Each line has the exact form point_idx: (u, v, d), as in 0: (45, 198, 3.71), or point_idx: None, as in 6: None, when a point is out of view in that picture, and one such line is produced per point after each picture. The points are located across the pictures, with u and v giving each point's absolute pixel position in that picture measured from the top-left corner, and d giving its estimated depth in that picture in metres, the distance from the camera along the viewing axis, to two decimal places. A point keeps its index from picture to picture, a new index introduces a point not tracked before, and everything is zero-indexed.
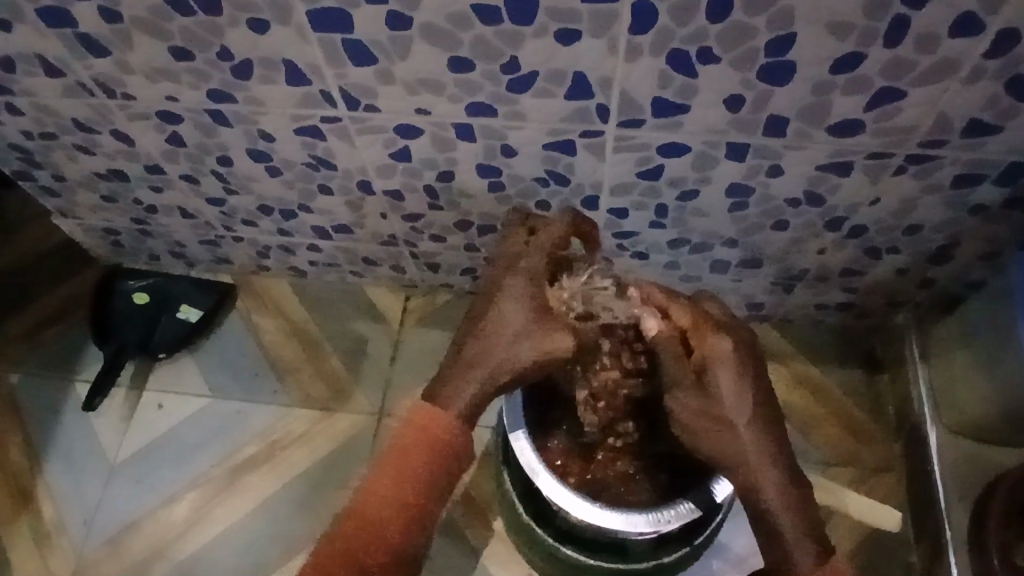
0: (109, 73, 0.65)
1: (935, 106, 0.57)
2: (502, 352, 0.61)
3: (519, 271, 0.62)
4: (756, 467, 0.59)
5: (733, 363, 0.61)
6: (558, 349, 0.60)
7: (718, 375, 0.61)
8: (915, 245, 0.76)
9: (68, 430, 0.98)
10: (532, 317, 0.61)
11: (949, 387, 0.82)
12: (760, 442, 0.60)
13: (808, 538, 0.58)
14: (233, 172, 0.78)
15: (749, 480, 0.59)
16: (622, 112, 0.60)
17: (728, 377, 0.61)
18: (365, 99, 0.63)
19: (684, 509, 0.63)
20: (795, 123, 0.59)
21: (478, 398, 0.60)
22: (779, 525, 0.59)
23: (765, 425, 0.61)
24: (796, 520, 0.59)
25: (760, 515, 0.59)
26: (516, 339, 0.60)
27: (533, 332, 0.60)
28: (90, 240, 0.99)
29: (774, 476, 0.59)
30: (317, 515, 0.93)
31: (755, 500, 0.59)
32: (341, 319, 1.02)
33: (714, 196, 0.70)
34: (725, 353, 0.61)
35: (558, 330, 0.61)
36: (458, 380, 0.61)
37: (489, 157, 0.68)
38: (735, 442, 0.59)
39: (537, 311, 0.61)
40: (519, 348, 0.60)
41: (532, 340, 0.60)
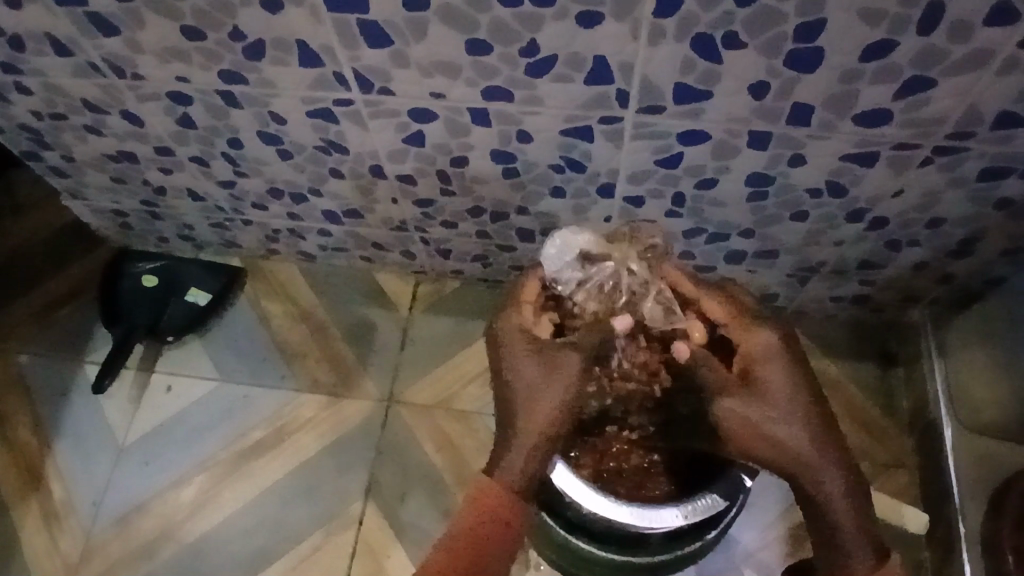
0: (119, 53, 0.64)
1: (966, 98, 0.55)
2: (521, 404, 0.59)
3: (506, 328, 0.60)
4: (811, 471, 0.56)
5: (777, 357, 0.58)
6: (570, 375, 0.58)
7: (760, 373, 0.57)
8: (936, 239, 0.75)
9: (77, 411, 0.98)
10: (539, 361, 0.58)
11: (968, 384, 0.82)
12: (815, 442, 0.56)
13: (867, 540, 0.56)
14: (243, 154, 0.77)
15: (807, 481, 0.56)
16: (642, 99, 0.59)
17: (776, 371, 0.57)
18: (378, 82, 0.62)
19: (706, 502, 0.62)
20: (819, 112, 0.58)
21: (528, 460, 0.58)
22: (838, 529, 0.56)
23: (821, 423, 0.57)
24: (855, 519, 0.56)
25: (817, 519, 0.57)
26: (531, 390, 0.58)
27: (549, 376, 0.58)
28: (99, 221, 0.99)
29: (832, 477, 0.56)
30: (323, 501, 0.93)
31: (813, 505, 0.57)
32: (349, 304, 1.02)
33: (732, 184, 0.68)
34: (766, 348, 0.58)
35: (564, 354, 0.58)
36: (503, 444, 0.59)
37: (503, 143, 0.67)
38: (785, 444, 0.56)
39: (531, 353, 0.59)
40: (544, 393, 0.58)
41: (550, 380, 0.58)
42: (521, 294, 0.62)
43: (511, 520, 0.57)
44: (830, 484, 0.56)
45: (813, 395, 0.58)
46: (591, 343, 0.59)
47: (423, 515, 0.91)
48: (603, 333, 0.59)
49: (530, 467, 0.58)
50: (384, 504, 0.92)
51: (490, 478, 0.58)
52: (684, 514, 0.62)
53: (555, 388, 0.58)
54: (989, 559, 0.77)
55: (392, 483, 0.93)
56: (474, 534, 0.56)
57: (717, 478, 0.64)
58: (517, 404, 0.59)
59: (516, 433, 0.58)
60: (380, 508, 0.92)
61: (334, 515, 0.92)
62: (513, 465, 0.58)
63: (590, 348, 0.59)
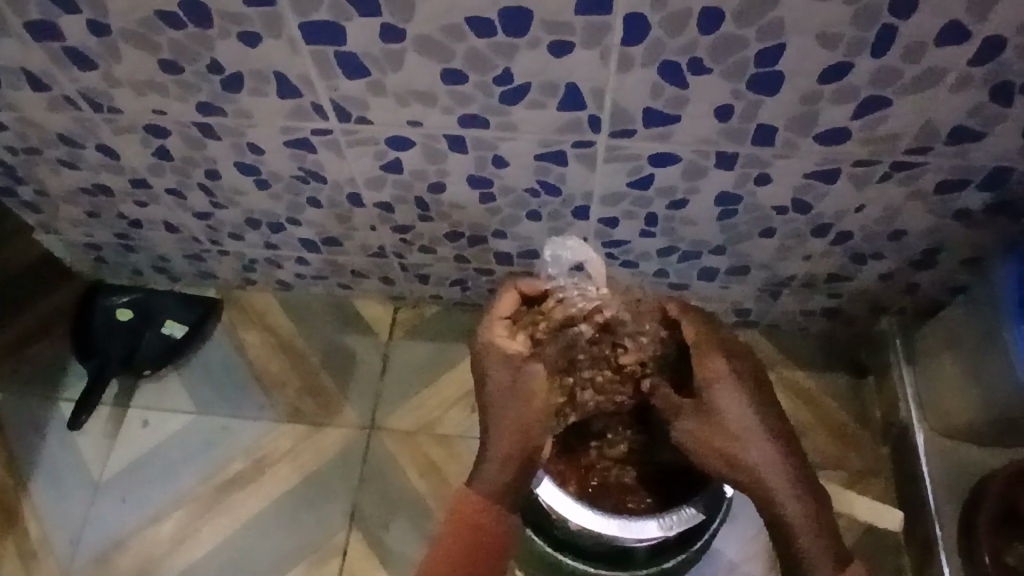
0: (95, 87, 0.64)
1: (920, 115, 0.58)
2: (494, 416, 0.60)
3: (483, 343, 0.62)
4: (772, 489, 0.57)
5: (733, 380, 0.59)
6: (536, 386, 0.60)
7: (716, 395, 0.59)
8: (900, 251, 0.78)
9: (53, 448, 0.96)
10: (510, 375, 0.60)
11: (939, 390, 0.84)
12: (775, 460, 0.57)
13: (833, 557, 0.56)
14: (220, 185, 0.77)
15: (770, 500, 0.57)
16: (613, 124, 0.61)
17: (733, 391, 0.58)
18: (356, 112, 0.63)
19: (687, 514, 0.62)
20: (783, 132, 0.60)
21: (503, 471, 0.59)
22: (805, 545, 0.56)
23: (780, 443, 0.58)
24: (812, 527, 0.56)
25: (779, 530, 0.57)
26: (503, 402, 0.60)
27: (518, 387, 0.60)
28: (71, 255, 0.98)
29: (795, 495, 0.56)
30: (307, 532, 0.92)
31: (780, 523, 0.57)
32: (327, 332, 1.01)
33: (703, 203, 0.71)
34: (724, 373, 0.59)
35: (533, 364, 0.61)
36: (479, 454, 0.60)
37: (480, 169, 0.69)
38: (743, 461, 0.58)
39: (505, 364, 0.61)
40: (516, 403, 0.60)
41: (519, 390, 0.60)
42: (495, 309, 0.62)
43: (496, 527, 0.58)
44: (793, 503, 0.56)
45: (772, 417, 0.59)
46: (557, 354, 0.62)
47: (407, 542, 0.91)
48: (569, 342, 0.63)
49: (506, 478, 0.58)
50: (370, 533, 0.91)
51: (470, 489, 0.59)
52: (667, 525, 0.62)
53: (525, 399, 0.60)
54: (966, 562, 0.79)
55: (375, 510, 0.92)
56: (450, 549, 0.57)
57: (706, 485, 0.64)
58: (492, 415, 0.60)
59: (490, 443, 0.60)
60: (364, 536, 0.91)
61: (318, 545, 0.91)
62: (489, 472, 0.59)
63: (555, 358, 0.62)
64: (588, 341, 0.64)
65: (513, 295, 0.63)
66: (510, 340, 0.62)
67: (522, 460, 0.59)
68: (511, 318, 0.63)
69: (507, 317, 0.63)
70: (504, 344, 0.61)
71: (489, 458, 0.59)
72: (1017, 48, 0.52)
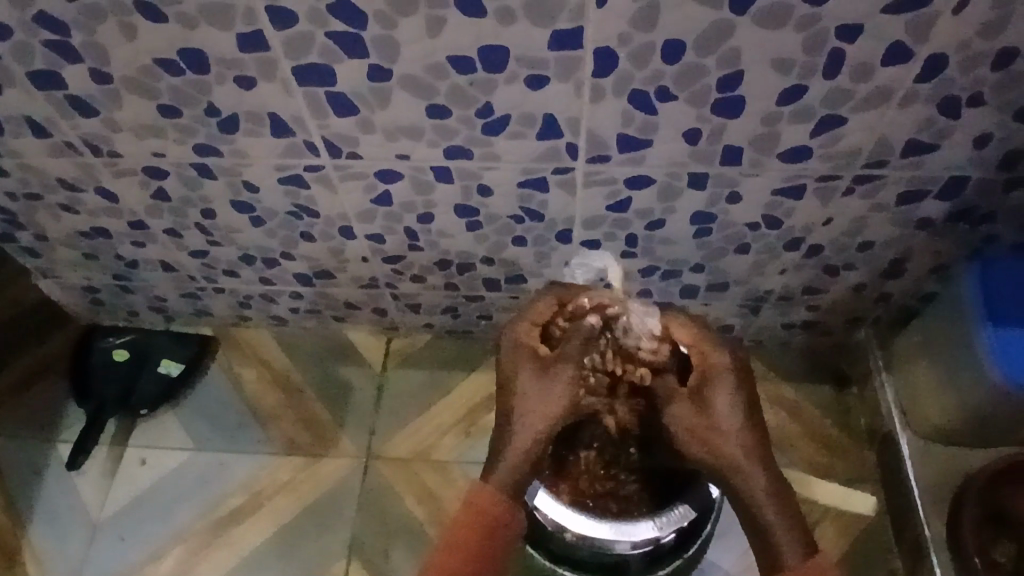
0: (95, 132, 0.67)
1: (875, 130, 0.63)
2: (518, 410, 0.58)
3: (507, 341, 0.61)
4: (754, 496, 0.55)
5: (733, 378, 0.59)
6: (558, 386, 0.58)
7: (713, 391, 0.58)
8: (869, 262, 0.81)
9: (50, 490, 0.97)
10: (532, 372, 0.59)
11: (915, 396, 0.87)
12: (756, 463, 0.56)
13: (804, 548, 0.54)
14: (216, 224, 0.80)
15: (750, 506, 0.55)
16: (590, 150, 0.64)
17: (724, 395, 0.58)
18: (346, 147, 0.66)
19: (682, 510, 0.65)
20: (748, 152, 0.64)
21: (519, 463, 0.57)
22: (775, 536, 0.54)
23: (760, 439, 0.57)
24: (785, 519, 0.55)
25: (752, 523, 0.55)
26: (523, 395, 0.58)
27: (539, 384, 0.59)
28: (69, 298, 1.00)
29: (774, 505, 0.55)
30: (304, 564, 0.92)
31: (752, 514, 0.55)
32: (322, 364, 1.03)
33: (679, 223, 0.74)
34: (723, 370, 0.59)
35: (558, 362, 0.59)
36: (495, 448, 0.59)
37: (465, 199, 0.72)
38: (726, 453, 0.56)
39: (527, 362, 0.59)
40: (540, 400, 0.58)
41: (541, 388, 0.58)
42: (530, 314, 0.63)
43: (506, 524, 0.56)
44: (773, 510, 0.55)
45: (758, 421, 0.58)
46: (576, 349, 0.60)
47: (405, 565, 0.92)
48: (585, 335, 0.60)
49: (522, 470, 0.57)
50: (370, 561, 0.92)
51: (484, 481, 0.57)
52: (659, 525, 0.65)
53: (547, 397, 0.58)
54: (955, 562, 0.81)
55: (373, 537, 0.93)
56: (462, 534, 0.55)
57: (693, 488, 0.66)
58: (515, 409, 0.58)
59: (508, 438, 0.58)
60: (362, 564, 0.92)
61: (317, 575, 0.92)
62: (506, 464, 0.57)
63: (576, 354, 0.59)
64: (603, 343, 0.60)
65: (549, 302, 0.63)
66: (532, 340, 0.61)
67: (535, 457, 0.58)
68: (532, 324, 0.62)
69: (527, 319, 0.62)
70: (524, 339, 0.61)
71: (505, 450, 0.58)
72: (957, 65, 0.56)
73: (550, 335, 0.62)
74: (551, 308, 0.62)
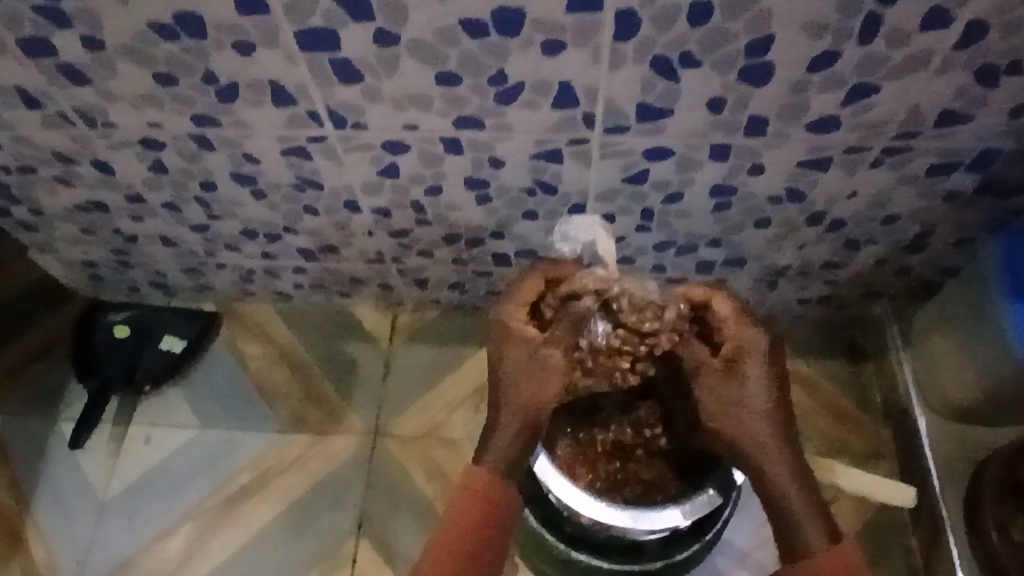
0: (91, 103, 0.64)
1: (907, 99, 0.59)
2: (511, 395, 0.58)
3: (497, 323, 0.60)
4: (776, 477, 0.55)
5: (763, 354, 0.57)
6: (552, 370, 0.58)
7: (739, 367, 0.57)
8: (891, 235, 0.79)
9: (55, 468, 0.96)
10: (524, 356, 0.58)
11: (933, 371, 0.85)
12: (778, 444, 0.55)
13: (827, 532, 0.53)
14: (217, 197, 0.77)
15: (768, 489, 0.55)
16: (607, 119, 0.61)
17: (757, 372, 0.56)
18: (352, 117, 0.63)
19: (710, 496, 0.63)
20: (774, 122, 0.61)
21: (511, 443, 0.58)
22: (797, 519, 0.54)
23: (784, 421, 0.56)
24: (807, 500, 0.54)
25: (773, 505, 0.55)
26: (514, 380, 0.58)
27: (531, 367, 0.58)
28: (68, 274, 0.98)
29: (797, 486, 0.55)
30: (314, 541, 0.92)
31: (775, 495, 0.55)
32: (328, 340, 1.02)
33: (697, 196, 0.71)
34: (757, 345, 0.57)
35: (548, 347, 0.58)
36: (488, 431, 0.59)
37: (476, 170, 0.69)
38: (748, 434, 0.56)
39: (518, 346, 0.59)
40: (532, 385, 0.58)
41: (533, 371, 0.58)
42: (519, 293, 0.61)
43: (504, 505, 0.56)
44: (795, 492, 0.54)
45: (784, 400, 0.57)
46: (568, 333, 0.59)
47: (414, 541, 0.91)
48: (576, 318, 0.60)
49: (515, 450, 0.57)
50: (381, 539, 0.91)
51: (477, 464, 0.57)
52: (689, 512, 0.63)
53: (540, 381, 0.58)
54: (973, 540, 0.80)
55: (383, 516, 0.92)
56: (460, 518, 0.54)
57: (719, 470, 0.64)
58: (505, 394, 0.58)
59: (500, 420, 0.58)
60: (372, 542, 0.91)
61: (327, 554, 0.91)
62: (497, 447, 0.57)
63: (567, 337, 0.59)
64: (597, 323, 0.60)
65: (538, 278, 0.61)
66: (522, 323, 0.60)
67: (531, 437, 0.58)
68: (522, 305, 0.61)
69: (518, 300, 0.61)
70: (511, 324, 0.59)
71: (498, 432, 0.58)
72: (998, 31, 0.53)
73: (541, 315, 0.61)
74: (540, 286, 0.61)
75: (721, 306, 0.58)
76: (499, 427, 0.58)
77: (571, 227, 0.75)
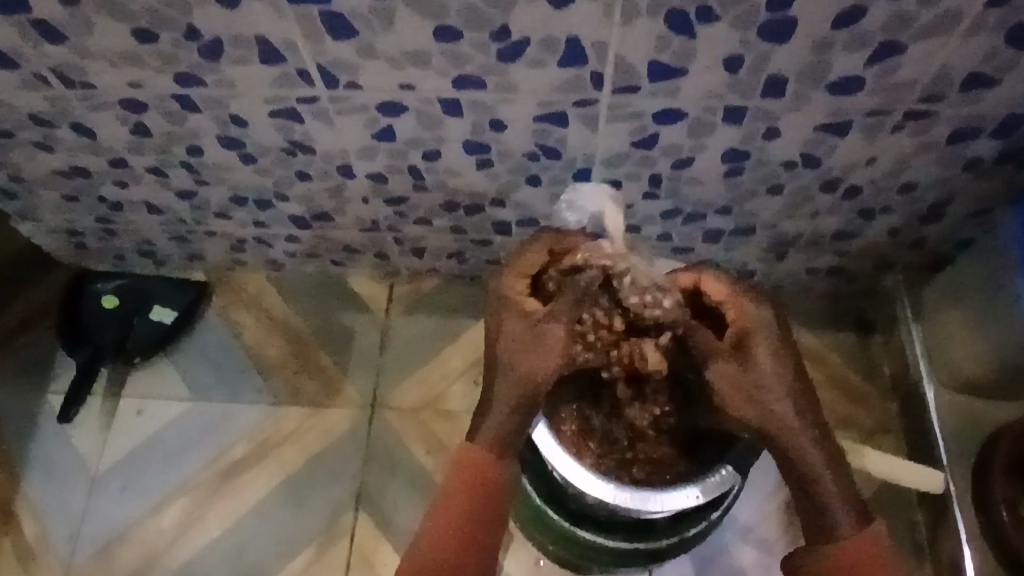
0: (67, 61, 0.60)
1: (935, 60, 0.56)
2: (507, 370, 0.57)
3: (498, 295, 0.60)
4: (804, 463, 0.54)
5: (772, 336, 0.57)
6: (551, 347, 0.56)
7: (754, 350, 0.56)
8: (908, 204, 0.76)
9: (45, 442, 0.94)
10: (523, 329, 0.57)
11: (944, 345, 0.83)
12: (807, 429, 0.55)
13: (857, 512, 0.54)
14: (205, 162, 0.74)
15: (798, 475, 0.55)
16: (617, 79, 0.58)
17: (770, 355, 0.56)
18: (345, 76, 0.60)
19: (725, 474, 0.62)
20: (794, 83, 0.58)
21: (506, 419, 0.56)
22: (829, 502, 0.54)
23: (807, 403, 0.56)
24: (836, 482, 0.54)
25: (801, 490, 0.55)
26: (512, 354, 0.57)
27: (530, 341, 0.56)
28: (53, 242, 0.94)
29: (826, 468, 0.55)
30: (312, 516, 0.90)
31: (803, 480, 0.55)
32: (323, 310, 0.99)
33: (709, 162, 0.68)
34: (765, 326, 0.57)
35: (548, 321, 0.56)
36: (484, 404, 0.58)
37: (477, 134, 0.66)
38: (773, 419, 0.54)
39: (517, 319, 0.58)
40: (529, 361, 0.56)
41: (531, 345, 0.56)
42: (519, 264, 0.61)
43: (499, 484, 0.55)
44: (824, 476, 0.54)
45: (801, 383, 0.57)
46: (569, 308, 0.57)
47: (413, 515, 0.89)
48: (579, 292, 0.57)
49: (510, 426, 0.56)
50: (379, 513, 0.90)
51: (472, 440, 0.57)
52: (699, 493, 0.61)
53: (537, 356, 0.56)
54: (981, 516, 0.79)
55: (382, 490, 0.91)
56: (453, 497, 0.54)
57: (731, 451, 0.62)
58: (500, 369, 0.57)
59: (497, 393, 0.57)
60: (371, 516, 0.90)
61: (326, 528, 0.90)
62: (494, 420, 0.56)
63: (568, 311, 0.57)
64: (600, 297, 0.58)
65: (541, 250, 0.61)
66: (523, 295, 0.59)
67: (528, 415, 0.56)
68: (525, 277, 0.60)
69: (518, 270, 0.60)
70: (514, 297, 0.59)
71: (493, 407, 0.56)
72: None
73: (542, 288, 0.61)
74: (542, 258, 0.60)
75: (713, 286, 0.59)
76: (495, 402, 0.56)
77: (580, 194, 0.70)
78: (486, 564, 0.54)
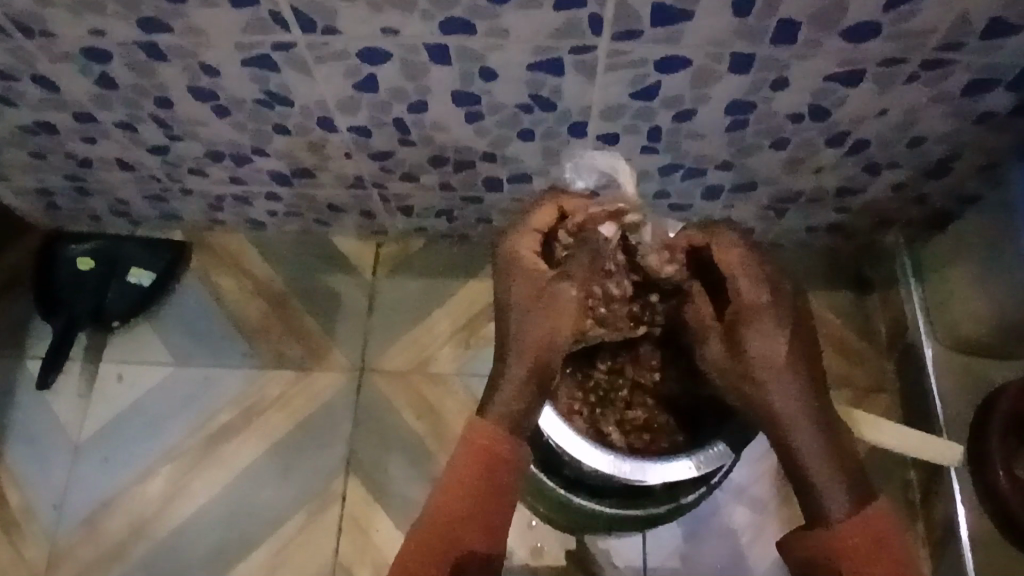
0: (19, 7, 0.55)
1: (957, 4, 0.52)
2: (517, 340, 0.56)
3: (506, 258, 0.57)
4: (794, 444, 0.53)
5: (771, 315, 0.54)
6: (561, 313, 0.56)
7: (747, 331, 0.54)
8: (915, 159, 0.73)
9: (24, 409, 0.91)
10: (532, 294, 0.55)
11: (944, 302, 0.81)
12: (799, 409, 0.53)
13: (852, 497, 0.52)
14: (176, 116, 0.69)
15: (788, 456, 0.54)
16: (618, 23, 0.54)
17: (764, 334, 0.54)
18: (323, 21, 0.55)
19: (717, 451, 0.58)
20: (806, 29, 0.54)
21: (518, 395, 0.55)
22: (821, 486, 0.52)
23: (804, 384, 0.54)
24: (828, 465, 0.52)
25: (792, 471, 0.54)
26: (521, 324, 0.55)
27: (540, 306, 0.56)
28: (22, 203, 0.89)
29: (819, 450, 0.53)
30: (301, 481, 0.88)
31: (793, 462, 0.53)
32: (308, 272, 0.95)
33: (711, 114, 0.65)
34: (763, 306, 0.55)
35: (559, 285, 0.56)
36: (494, 379, 0.57)
37: (466, 84, 0.62)
38: (761, 399, 0.54)
39: (527, 283, 0.56)
40: (539, 329, 0.55)
41: (542, 311, 0.56)
42: (529, 223, 0.57)
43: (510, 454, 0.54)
44: (817, 457, 0.53)
45: (803, 362, 0.54)
46: (583, 270, 0.56)
47: (405, 480, 0.88)
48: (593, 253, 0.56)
49: (522, 399, 0.55)
50: (370, 479, 0.88)
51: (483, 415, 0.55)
52: (698, 464, 0.58)
53: (549, 324, 0.55)
54: (975, 475, 0.79)
55: (373, 456, 0.89)
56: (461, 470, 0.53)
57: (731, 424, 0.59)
58: (511, 340, 0.56)
59: (507, 367, 0.56)
60: (362, 481, 0.88)
61: (316, 493, 0.88)
62: (504, 397, 0.55)
63: (582, 274, 0.56)
64: (613, 261, 0.57)
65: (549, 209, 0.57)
66: (533, 259, 0.56)
67: (539, 386, 0.55)
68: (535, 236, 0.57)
69: (528, 231, 0.57)
70: (523, 261, 0.56)
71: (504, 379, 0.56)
72: None
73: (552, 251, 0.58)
74: (552, 216, 0.56)
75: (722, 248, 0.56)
76: (506, 373, 0.56)
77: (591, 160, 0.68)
78: (502, 522, 0.54)
